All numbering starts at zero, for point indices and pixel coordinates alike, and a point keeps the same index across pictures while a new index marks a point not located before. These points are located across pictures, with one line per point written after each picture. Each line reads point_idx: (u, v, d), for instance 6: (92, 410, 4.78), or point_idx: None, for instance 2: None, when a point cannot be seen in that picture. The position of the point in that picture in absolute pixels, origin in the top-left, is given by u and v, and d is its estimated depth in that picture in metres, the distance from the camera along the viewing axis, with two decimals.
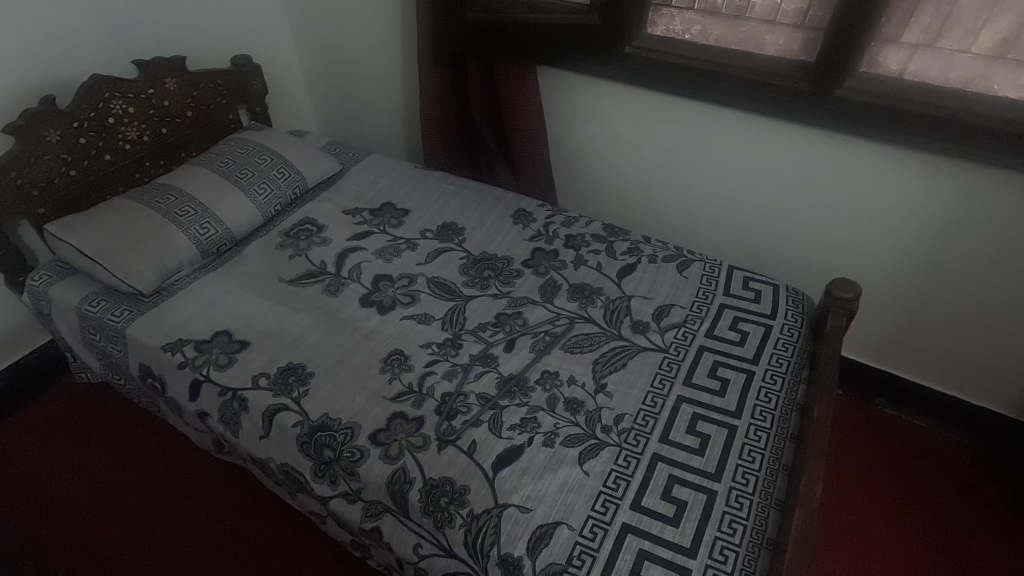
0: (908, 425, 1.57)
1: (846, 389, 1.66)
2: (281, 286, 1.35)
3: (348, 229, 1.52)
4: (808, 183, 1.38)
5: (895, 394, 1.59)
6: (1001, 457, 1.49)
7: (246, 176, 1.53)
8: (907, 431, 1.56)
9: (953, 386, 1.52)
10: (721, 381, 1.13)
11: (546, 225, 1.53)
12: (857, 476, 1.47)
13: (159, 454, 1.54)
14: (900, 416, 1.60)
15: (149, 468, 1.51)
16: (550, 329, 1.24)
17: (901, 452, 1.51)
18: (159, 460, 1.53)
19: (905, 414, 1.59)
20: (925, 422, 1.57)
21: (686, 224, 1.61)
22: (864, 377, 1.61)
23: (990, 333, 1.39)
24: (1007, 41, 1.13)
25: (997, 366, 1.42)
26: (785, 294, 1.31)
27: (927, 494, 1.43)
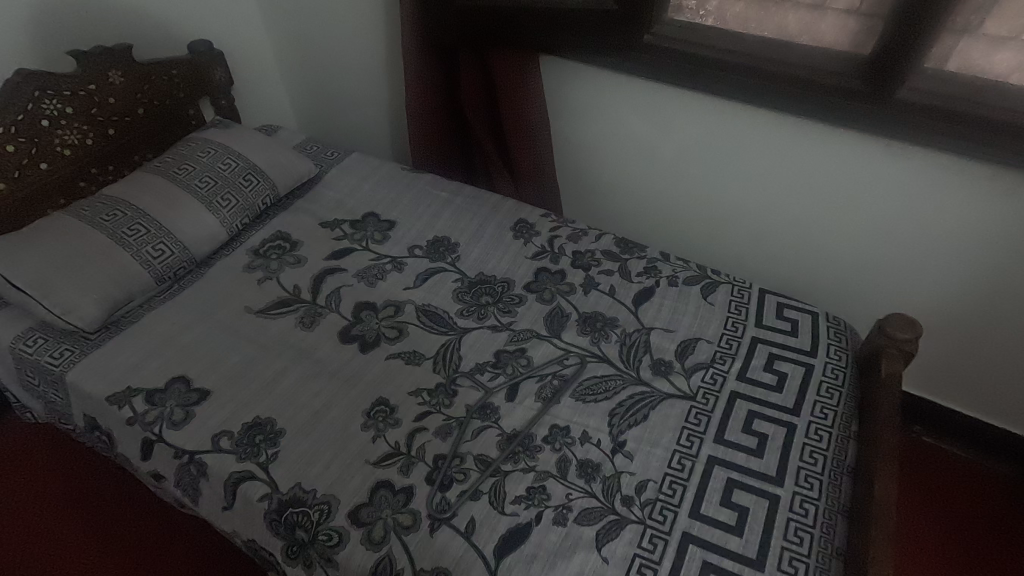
0: (952, 457, 1.44)
1: None
2: (248, 319, 1.18)
3: (326, 246, 1.33)
4: (852, 196, 1.20)
5: (933, 421, 1.45)
6: None
7: (207, 185, 1.34)
8: (942, 458, 1.44)
9: (1002, 417, 1.38)
10: (758, 438, 0.98)
11: (550, 239, 1.35)
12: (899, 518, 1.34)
13: (116, 509, 1.38)
14: (941, 446, 1.46)
15: (107, 524, 1.35)
16: (558, 371, 1.08)
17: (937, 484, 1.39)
18: (117, 517, 1.36)
19: (945, 443, 1.46)
20: (965, 450, 1.44)
21: (708, 238, 1.43)
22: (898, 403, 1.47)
23: None
24: None
25: None
26: (826, 325, 1.15)
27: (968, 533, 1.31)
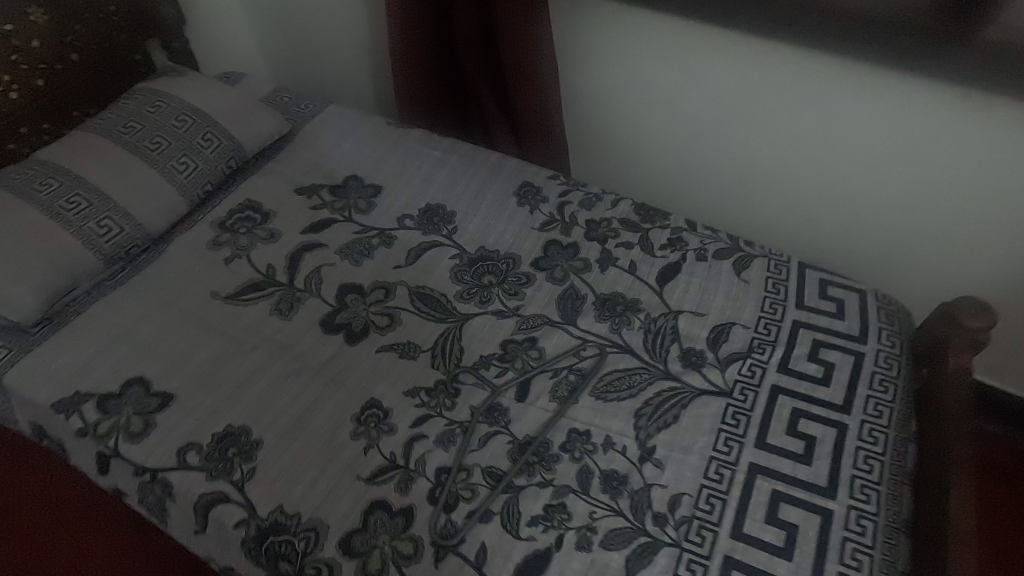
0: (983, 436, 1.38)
1: None
2: (215, 306, 1.02)
3: (302, 217, 1.16)
4: (911, 153, 1.04)
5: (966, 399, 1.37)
6: None
7: (159, 147, 1.15)
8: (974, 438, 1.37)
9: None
10: (805, 442, 0.86)
11: (560, 206, 1.18)
12: None
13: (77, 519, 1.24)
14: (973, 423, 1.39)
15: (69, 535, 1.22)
16: (574, 365, 0.95)
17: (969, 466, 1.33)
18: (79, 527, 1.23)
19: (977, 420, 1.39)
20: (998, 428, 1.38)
21: (739, 204, 1.26)
22: None
23: None
24: None
25: None
26: (875, 306, 1.01)
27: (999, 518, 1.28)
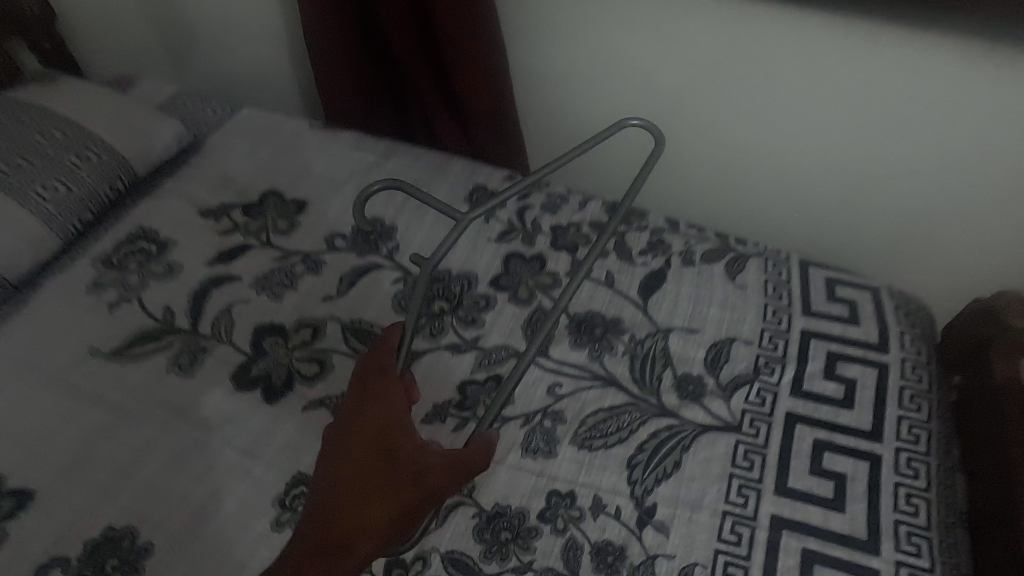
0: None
1: None
2: (93, 367, 0.81)
3: (208, 245, 0.96)
4: (918, 122, 0.90)
5: None
6: None
7: (19, 169, 0.92)
8: None
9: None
10: (834, 483, 0.71)
11: (520, 212, 1.01)
12: None
13: None
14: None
15: None
16: (548, 407, 0.77)
17: None
18: None
19: None
20: None
21: (698, 172, 1.09)
22: None
23: None
24: None
25: None
26: (892, 304, 0.87)
27: None
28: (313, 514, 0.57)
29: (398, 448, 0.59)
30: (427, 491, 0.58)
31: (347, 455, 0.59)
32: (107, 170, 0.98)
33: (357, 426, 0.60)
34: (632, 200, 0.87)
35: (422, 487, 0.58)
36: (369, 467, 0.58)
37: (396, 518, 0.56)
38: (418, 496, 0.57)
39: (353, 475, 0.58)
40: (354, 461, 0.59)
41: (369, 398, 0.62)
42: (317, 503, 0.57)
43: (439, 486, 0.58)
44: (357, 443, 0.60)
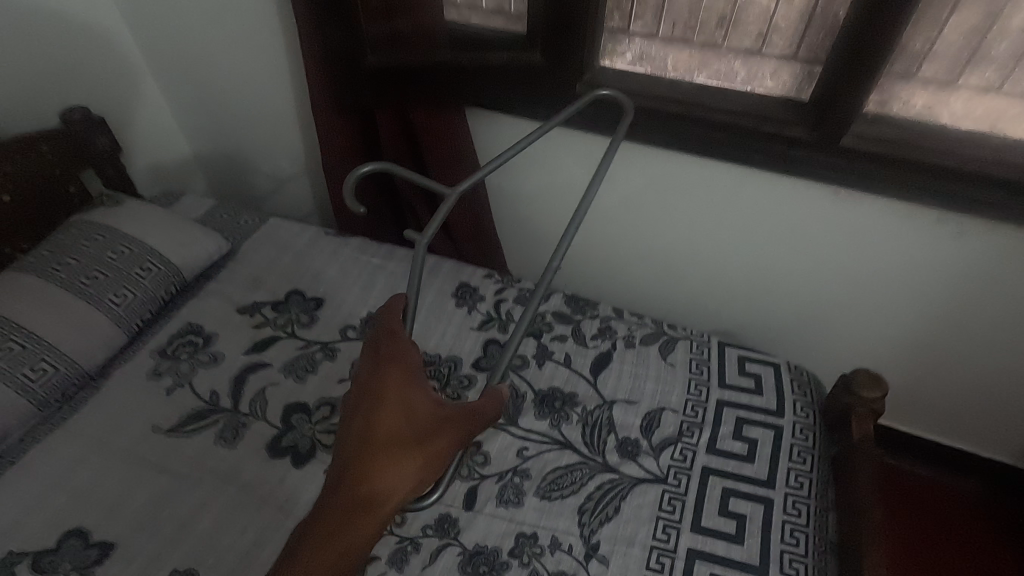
0: (899, 472, 1.46)
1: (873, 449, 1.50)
2: (156, 441, 1.02)
3: (244, 338, 1.18)
4: (801, 239, 1.17)
5: (928, 455, 1.44)
6: None
7: (94, 280, 1.16)
8: (944, 491, 1.43)
9: (946, 432, 1.38)
10: (736, 521, 0.92)
11: (496, 304, 1.25)
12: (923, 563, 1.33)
13: None
14: (891, 463, 1.47)
15: None
16: (518, 466, 0.99)
17: (955, 526, 1.38)
18: None
19: (936, 472, 1.45)
20: (956, 478, 1.44)
21: (641, 267, 1.37)
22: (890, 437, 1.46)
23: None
24: None
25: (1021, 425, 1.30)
26: (788, 376, 1.11)
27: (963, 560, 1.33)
28: (348, 458, 0.62)
29: (417, 402, 0.66)
30: (447, 439, 0.65)
31: (374, 406, 0.64)
32: (165, 278, 1.22)
33: (376, 379, 0.66)
34: (602, 173, 0.94)
35: (443, 437, 0.65)
36: (395, 411, 0.64)
37: (425, 460, 0.63)
38: (440, 442, 0.65)
39: (384, 420, 0.63)
40: (380, 408, 0.64)
41: (383, 363, 0.67)
42: (349, 453, 0.63)
43: (457, 433, 0.67)
44: (380, 393, 0.65)
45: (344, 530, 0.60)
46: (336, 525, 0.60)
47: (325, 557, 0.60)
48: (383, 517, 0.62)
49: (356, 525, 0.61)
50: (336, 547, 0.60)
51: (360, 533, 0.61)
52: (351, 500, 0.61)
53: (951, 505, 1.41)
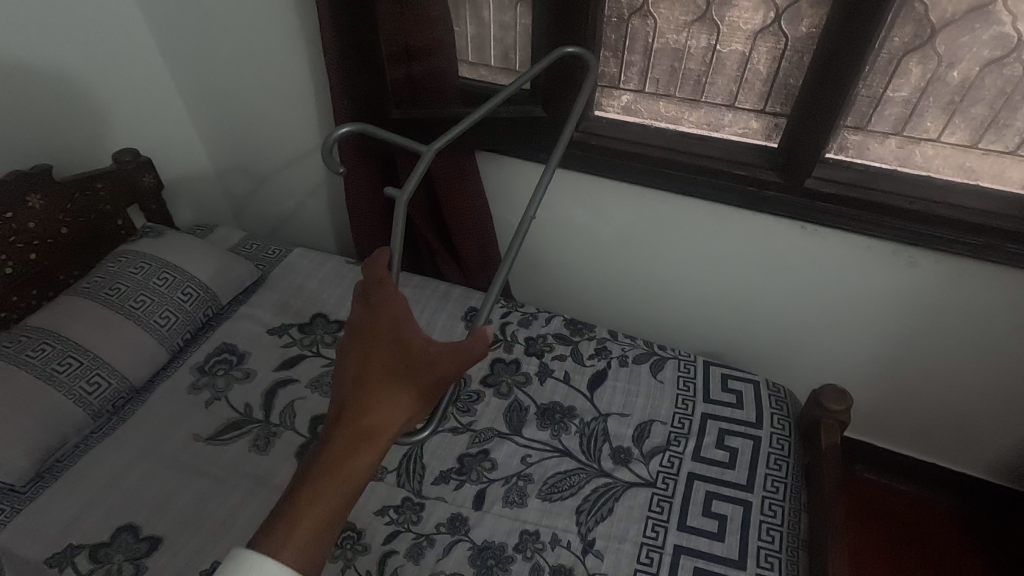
0: (873, 484, 1.63)
1: (848, 464, 1.67)
2: (197, 448, 1.13)
3: (274, 356, 1.31)
4: (775, 266, 1.33)
5: (893, 468, 1.61)
6: (993, 520, 1.56)
7: (142, 304, 1.29)
8: (910, 501, 1.60)
9: (909, 446, 1.55)
10: (718, 521, 1.03)
11: (502, 327, 1.37)
12: (890, 564, 1.49)
13: None
14: (868, 476, 1.65)
15: None
16: (522, 471, 1.10)
17: (920, 532, 1.54)
18: None
19: (902, 484, 1.62)
20: (921, 489, 1.61)
21: (635, 292, 1.52)
22: (862, 452, 1.62)
23: (986, 399, 1.36)
24: (983, 128, 1.09)
25: (980, 435, 1.44)
26: (766, 392, 1.23)
27: (926, 562, 1.49)
28: (344, 396, 0.64)
29: (410, 340, 0.64)
30: (444, 375, 0.63)
31: (367, 346, 0.65)
32: (203, 303, 1.36)
33: (368, 320, 0.66)
34: (543, 192, 0.94)
35: (439, 373, 0.63)
36: (385, 351, 0.64)
37: (421, 395, 0.64)
38: (437, 379, 0.63)
39: (377, 359, 0.64)
40: (371, 348, 0.65)
41: (374, 305, 0.66)
42: (345, 391, 0.64)
43: (455, 369, 0.63)
44: (374, 332, 0.65)
45: (344, 464, 0.61)
46: (335, 459, 0.61)
47: (326, 492, 0.60)
48: (382, 450, 0.63)
49: (355, 459, 0.62)
50: (336, 480, 0.61)
51: (360, 465, 0.62)
52: (348, 434, 0.62)
53: (921, 513, 1.58)
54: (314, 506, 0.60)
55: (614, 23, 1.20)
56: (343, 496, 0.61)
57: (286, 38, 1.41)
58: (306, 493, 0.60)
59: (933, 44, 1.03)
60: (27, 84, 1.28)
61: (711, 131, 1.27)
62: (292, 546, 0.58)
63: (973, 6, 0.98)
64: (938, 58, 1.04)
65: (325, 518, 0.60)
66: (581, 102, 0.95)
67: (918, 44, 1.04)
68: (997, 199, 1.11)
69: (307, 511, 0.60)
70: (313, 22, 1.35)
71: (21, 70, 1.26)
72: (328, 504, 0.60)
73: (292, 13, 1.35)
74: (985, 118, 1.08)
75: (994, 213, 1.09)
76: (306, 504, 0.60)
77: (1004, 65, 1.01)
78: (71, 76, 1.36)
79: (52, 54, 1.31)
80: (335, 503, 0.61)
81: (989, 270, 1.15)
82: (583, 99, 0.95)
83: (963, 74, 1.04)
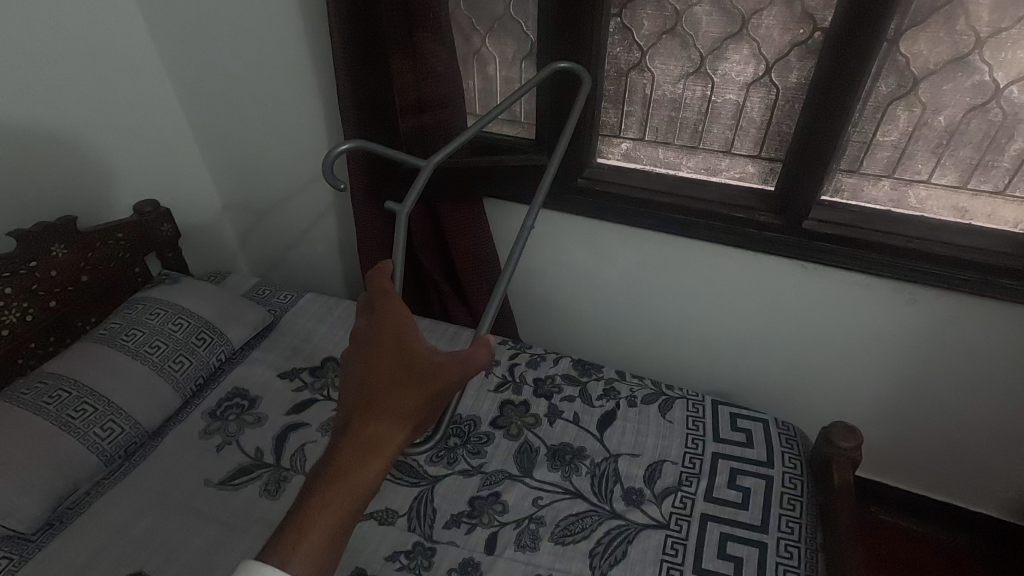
0: (892, 528, 1.60)
1: (864, 506, 1.64)
2: (207, 494, 1.13)
3: (285, 400, 1.32)
4: (779, 305, 1.35)
5: (912, 510, 1.59)
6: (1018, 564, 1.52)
7: (158, 350, 1.31)
8: (933, 545, 1.56)
9: (924, 486, 1.53)
10: (734, 564, 1.02)
11: (511, 368, 1.39)
12: None
13: None
14: (883, 518, 1.62)
15: None
16: (534, 514, 1.09)
17: None
18: None
19: (922, 526, 1.59)
20: (940, 532, 1.58)
21: (641, 332, 1.54)
22: (879, 493, 1.60)
23: (998, 437, 1.36)
24: (971, 170, 1.14)
25: (997, 474, 1.42)
26: (776, 431, 1.23)
27: None
28: (350, 401, 0.65)
29: (415, 344, 0.68)
30: (448, 375, 0.66)
31: (372, 352, 0.68)
32: (216, 348, 1.38)
33: (374, 330, 0.69)
34: (529, 227, 1.03)
35: (442, 374, 0.66)
36: (391, 357, 0.67)
37: (426, 398, 0.65)
38: (441, 380, 0.66)
39: (382, 365, 0.66)
40: (377, 355, 0.67)
41: (379, 315, 0.71)
42: (351, 397, 0.66)
43: (457, 372, 0.66)
44: (380, 340, 0.68)
45: (353, 471, 0.61)
46: (343, 465, 0.61)
47: (335, 499, 0.60)
48: (388, 457, 0.63)
49: (362, 466, 0.61)
50: (345, 485, 0.61)
51: (368, 469, 0.62)
52: (356, 438, 0.63)
53: (938, 556, 1.54)
54: (323, 512, 0.59)
55: (614, 77, 1.27)
56: (351, 502, 0.61)
57: (302, 94, 1.49)
58: (315, 499, 0.60)
59: (917, 92, 1.09)
60: (51, 138, 1.35)
61: (711, 176, 1.33)
62: (301, 554, 0.58)
63: (954, 56, 1.03)
64: (923, 104, 1.09)
65: (333, 525, 0.60)
66: (563, 146, 1.05)
67: (902, 93, 1.09)
68: (992, 237, 1.15)
69: (316, 517, 0.59)
70: (328, 80, 1.43)
71: (50, 126, 1.34)
72: (337, 512, 0.60)
73: (309, 72, 1.44)
74: (973, 160, 1.13)
75: (989, 250, 1.12)
76: (315, 510, 0.59)
77: (987, 110, 1.07)
78: (92, 131, 1.43)
79: (79, 113, 1.40)
80: (343, 512, 0.60)
81: (989, 306, 1.17)
82: (566, 136, 1.05)
83: (949, 119, 1.10)
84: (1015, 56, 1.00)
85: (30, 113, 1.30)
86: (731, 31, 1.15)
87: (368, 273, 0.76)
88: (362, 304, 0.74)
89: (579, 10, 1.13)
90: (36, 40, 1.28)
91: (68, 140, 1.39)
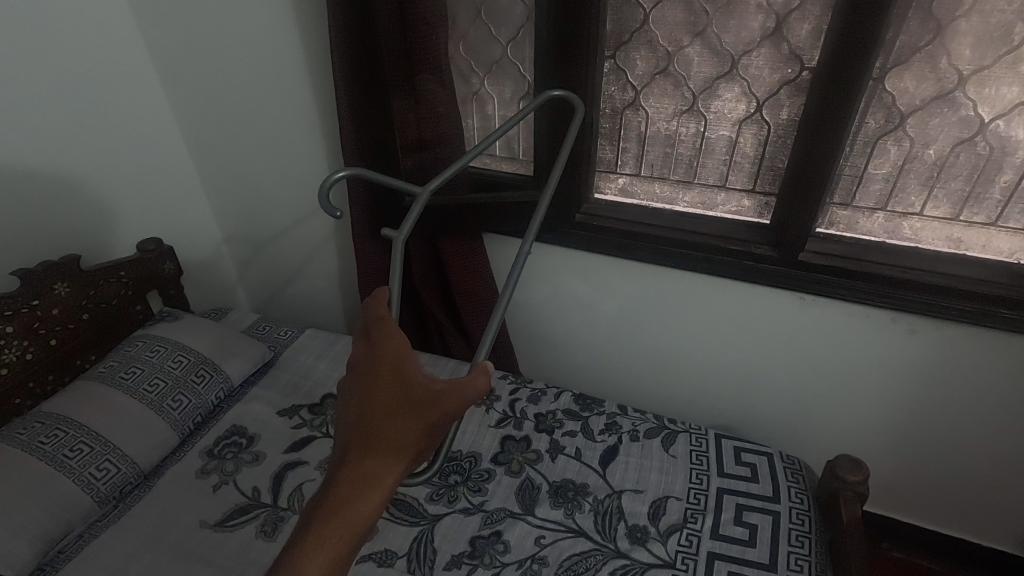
0: (904, 565, 1.56)
1: (872, 542, 1.61)
2: (202, 536, 1.10)
3: (283, 438, 1.30)
4: (779, 337, 1.35)
5: (922, 546, 1.55)
6: None
7: (156, 387, 1.30)
8: None
9: (932, 520, 1.50)
10: None
11: (511, 403, 1.38)
12: None
13: None
14: (894, 554, 1.58)
15: None
16: (537, 554, 1.07)
17: None
18: None
19: (933, 563, 1.55)
20: (953, 569, 1.54)
21: (642, 364, 1.54)
22: (887, 528, 1.57)
23: (1006, 469, 1.33)
24: (962, 203, 1.16)
25: (1007, 508, 1.39)
26: (781, 465, 1.21)
27: None
28: (347, 433, 0.65)
29: (414, 374, 0.67)
30: (446, 404, 0.65)
31: (370, 381, 0.66)
32: (214, 385, 1.37)
33: (373, 359, 0.68)
34: (524, 260, 1.04)
35: (441, 404, 0.65)
36: (391, 387, 0.66)
37: (424, 428, 0.64)
38: (440, 410, 0.65)
39: (382, 395, 0.65)
40: (376, 385, 0.66)
41: (378, 343, 0.69)
42: (350, 427, 0.65)
43: (455, 401, 0.66)
44: (380, 370, 0.67)
45: (351, 503, 0.60)
46: (341, 496, 0.61)
47: (333, 534, 0.59)
48: (387, 488, 0.62)
49: (361, 499, 0.61)
50: (342, 520, 0.60)
51: (366, 503, 0.61)
52: (354, 469, 0.62)
53: None
54: (320, 548, 0.58)
55: (609, 115, 1.31)
56: (349, 537, 0.60)
57: (305, 133, 1.52)
58: (311, 532, 0.59)
59: (905, 127, 1.11)
60: (57, 179, 1.38)
61: (706, 210, 1.35)
62: None
63: (939, 92, 1.06)
64: (911, 139, 1.12)
65: (331, 560, 0.59)
66: (555, 178, 1.07)
67: (891, 128, 1.12)
68: (987, 267, 1.15)
69: (313, 553, 0.58)
70: (332, 120, 1.47)
71: (58, 167, 1.38)
72: (335, 546, 0.59)
73: (312, 113, 1.48)
74: (964, 192, 1.15)
75: (984, 281, 1.13)
76: (311, 543, 0.59)
77: (975, 143, 1.09)
78: (98, 171, 1.47)
79: (88, 154, 1.44)
80: (339, 547, 0.59)
81: (987, 336, 1.17)
82: (559, 167, 1.07)
83: (938, 152, 1.12)
84: (998, 92, 1.03)
85: (36, 155, 1.33)
86: (722, 71, 1.18)
87: (365, 300, 0.75)
88: (360, 330, 0.72)
89: (574, 52, 1.17)
90: (46, 86, 1.32)
91: (74, 180, 1.42)
